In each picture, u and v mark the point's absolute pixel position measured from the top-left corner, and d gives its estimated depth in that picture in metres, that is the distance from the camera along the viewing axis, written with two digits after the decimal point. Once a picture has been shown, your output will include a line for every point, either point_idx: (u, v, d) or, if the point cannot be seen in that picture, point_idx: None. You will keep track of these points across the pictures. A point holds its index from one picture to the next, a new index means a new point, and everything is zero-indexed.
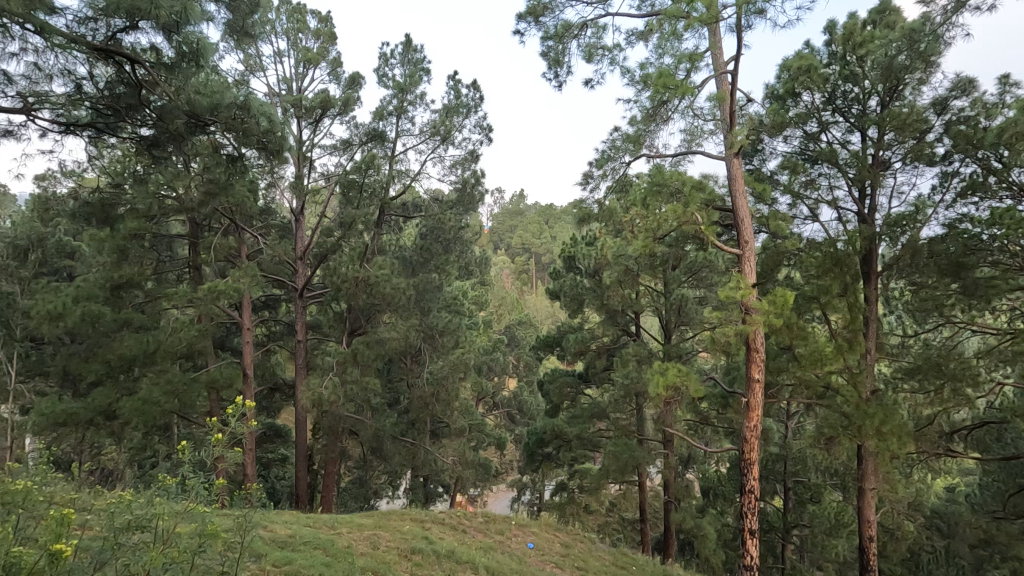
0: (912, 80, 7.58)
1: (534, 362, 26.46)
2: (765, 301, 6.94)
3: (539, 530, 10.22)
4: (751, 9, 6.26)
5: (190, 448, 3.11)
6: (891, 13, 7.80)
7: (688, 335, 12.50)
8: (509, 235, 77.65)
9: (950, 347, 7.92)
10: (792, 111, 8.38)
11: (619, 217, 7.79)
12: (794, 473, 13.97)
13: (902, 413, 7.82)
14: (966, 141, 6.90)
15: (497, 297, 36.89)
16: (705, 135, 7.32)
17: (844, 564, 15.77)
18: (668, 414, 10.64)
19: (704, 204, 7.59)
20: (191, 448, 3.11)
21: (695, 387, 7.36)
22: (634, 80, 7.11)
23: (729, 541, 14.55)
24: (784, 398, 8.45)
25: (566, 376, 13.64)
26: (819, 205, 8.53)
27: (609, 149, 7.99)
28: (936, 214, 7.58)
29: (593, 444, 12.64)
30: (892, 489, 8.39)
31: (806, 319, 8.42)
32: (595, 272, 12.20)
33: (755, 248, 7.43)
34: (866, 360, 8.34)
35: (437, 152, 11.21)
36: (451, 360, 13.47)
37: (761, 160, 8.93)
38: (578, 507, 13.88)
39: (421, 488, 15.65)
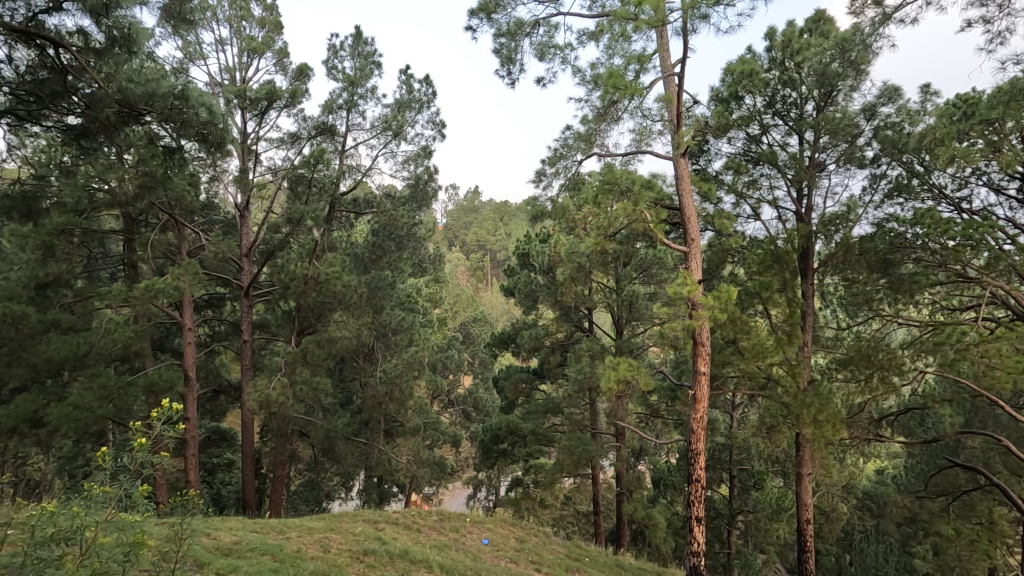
0: (845, 86, 8.03)
1: (488, 359, 26.50)
2: (711, 296, 7.16)
3: (494, 526, 10.26)
4: (696, 13, 6.46)
5: (110, 455, 2.94)
6: (826, 22, 8.20)
7: (639, 330, 12.80)
8: (463, 232, 77.36)
9: (880, 339, 8.43)
10: (735, 114, 8.71)
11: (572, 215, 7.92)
12: (739, 461, 14.60)
13: (836, 401, 8.27)
14: (892, 145, 7.41)
15: (451, 294, 36.70)
16: (654, 135, 7.52)
17: (784, 546, 16.58)
18: (620, 407, 10.86)
19: (653, 202, 7.79)
20: (111, 455, 2.95)
21: (644, 380, 7.55)
22: (585, 79, 7.22)
23: (678, 529, 15.03)
24: (729, 388, 8.78)
25: (520, 373, 13.74)
26: (761, 204, 8.89)
27: (561, 148, 8.07)
28: (866, 214, 8.04)
29: (547, 439, 12.78)
30: (826, 473, 8.87)
31: (748, 313, 8.79)
32: (549, 269, 12.30)
33: (702, 245, 7.68)
34: (804, 352, 8.79)
35: (389, 148, 11.02)
36: (405, 358, 13.33)
37: (706, 160, 9.23)
38: (533, 502, 14.00)
39: (375, 489, 15.39)
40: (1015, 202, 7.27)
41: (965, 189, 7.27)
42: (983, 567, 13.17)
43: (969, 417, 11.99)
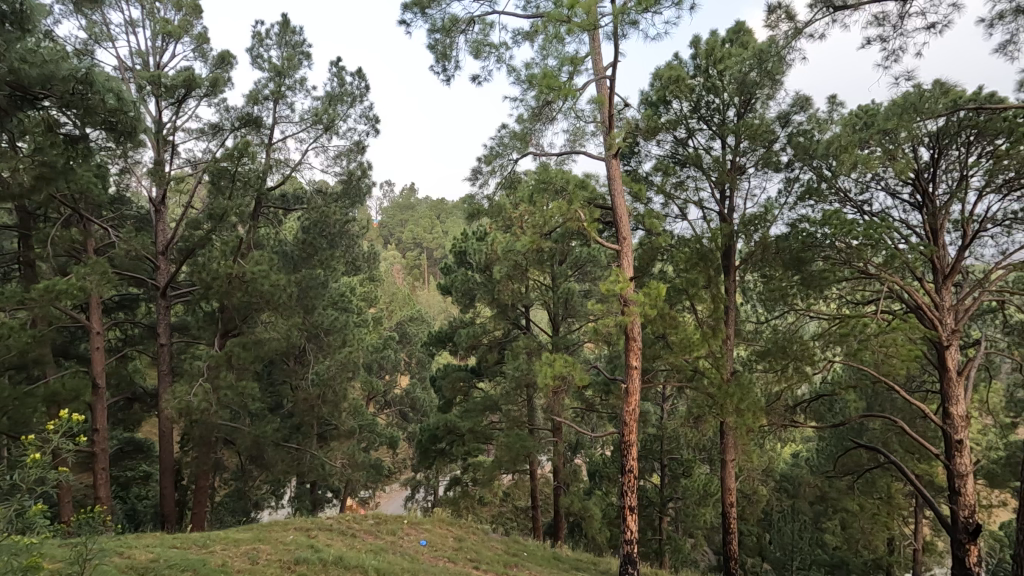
0: (762, 94, 8.55)
1: (426, 358, 26.22)
2: (641, 293, 7.42)
3: (432, 526, 10.17)
4: (626, 20, 6.66)
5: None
6: (745, 33, 8.66)
7: (574, 326, 13.04)
8: (399, 229, 75.99)
9: (795, 331, 9.02)
10: (664, 117, 9.07)
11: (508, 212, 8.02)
12: (669, 451, 15.23)
13: (756, 390, 8.78)
14: (804, 151, 7.96)
15: (387, 293, 36.01)
16: (587, 136, 7.70)
17: (710, 530, 17.48)
18: (557, 403, 11.03)
19: (587, 201, 7.97)
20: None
21: (579, 375, 7.71)
22: (520, 79, 7.28)
23: (613, 519, 15.51)
24: (660, 381, 9.15)
25: (457, 371, 13.66)
26: (688, 205, 9.31)
27: (497, 146, 8.08)
28: (782, 214, 8.60)
29: (485, 436, 12.78)
30: (747, 459, 9.41)
31: (676, 309, 9.19)
32: (486, 268, 12.30)
33: (633, 244, 7.95)
34: (727, 345, 9.28)
35: (320, 142, 10.64)
36: (339, 360, 12.95)
37: (637, 161, 9.55)
38: (472, 500, 13.98)
39: (308, 496, 14.84)
40: (908, 205, 8.00)
41: (866, 193, 7.95)
42: (883, 538, 14.46)
43: (871, 402, 13.12)
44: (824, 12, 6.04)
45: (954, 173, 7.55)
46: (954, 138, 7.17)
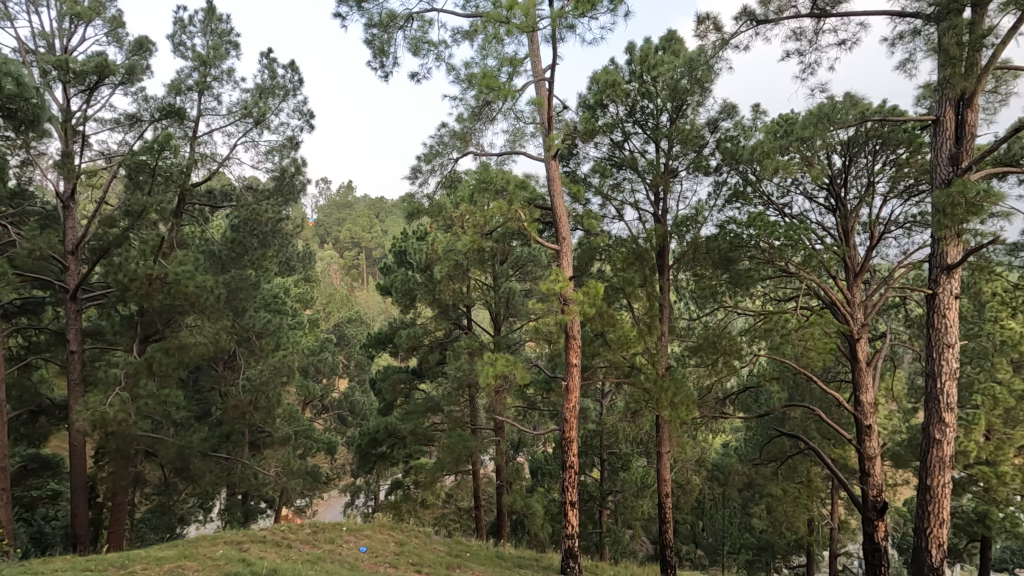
0: (693, 101, 8.92)
1: (365, 360, 25.62)
2: (580, 292, 7.58)
3: (373, 532, 9.94)
4: (564, 23, 6.79)
5: None
6: (677, 41, 8.99)
7: (516, 325, 13.12)
8: (336, 228, 73.75)
9: (723, 327, 9.48)
10: (601, 121, 9.30)
11: (449, 212, 8.02)
12: (608, 445, 15.64)
13: (688, 384, 9.16)
14: (731, 156, 8.38)
15: (324, 294, 34.89)
16: (527, 137, 7.78)
17: (647, 520, 18.07)
18: (499, 402, 11.06)
19: (527, 201, 8.06)
20: None
21: (521, 374, 7.77)
22: (459, 78, 7.26)
23: (555, 515, 15.75)
24: (599, 378, 9.41)
25: (398, 373, 13.41)
26: (624, 206, 9.59)
27: (437, 145, 8.02)
28: (711, 216, 9.02)
29: (427, 438, 12.63)
30: (681, 450, 9.78)
31: (614, 307, 9.47)
32: (426, 268, 12.14)
33: (572, 244, 8.10)
34: (661, 341, 9.63)
35: (250, 136, 10.17)
36: (272, 364, 12.41)
37: (575, 163, 9.74)
38: (414, 503, 13.78)
39: (239, 507, 14.14)
40: (824, 209, 8.59)
41: (786, 196, 8.47)
42: (803, 519, 15.48)
43: (793, 392, 13.99)
44: (748, 25, 6.40)
45: (862, 179, 8.19)
46: (862, 147, 7.77)
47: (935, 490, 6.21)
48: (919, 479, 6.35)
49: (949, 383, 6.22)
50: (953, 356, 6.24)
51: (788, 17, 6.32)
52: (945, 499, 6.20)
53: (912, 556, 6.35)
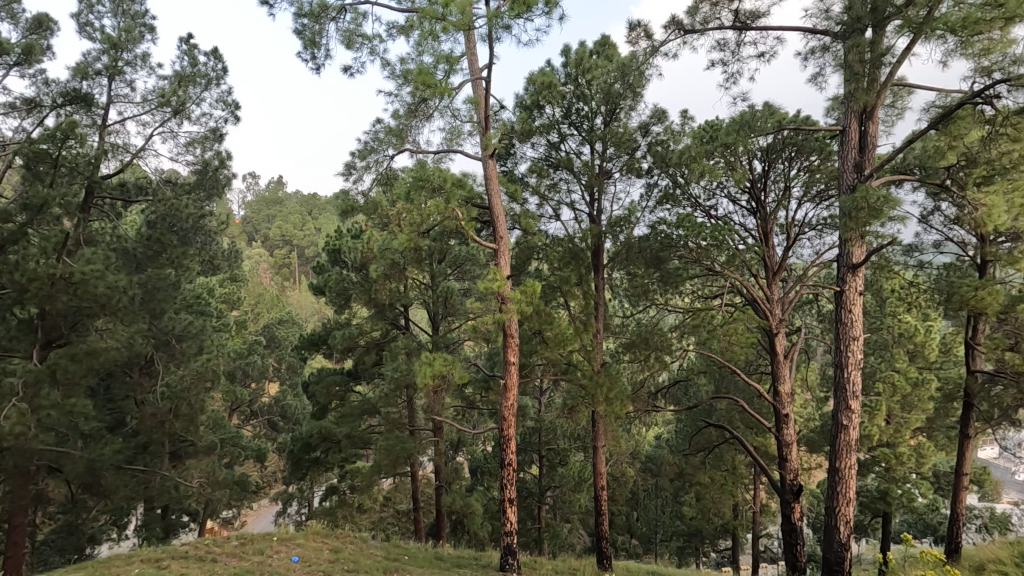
0: (626, 105, 9.20)
1: (298, 362, 24.68)
2: (517, 291, 7.64)
3: (305, 540, 9.59)
4: (500, 23, 6.82)
5: None
6: (611, 46, 9.23)
7: (454, 325, 13.04)
8: (265, 224, 70.46)
9: (655, 323, 9.82)
10: (537, 121, 9.41)
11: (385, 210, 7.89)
12: (547, 442, 15.88)
13: (623, 379, 9.41)
14: (661, 159, 8.70)
15: (252, 294, 33.25)
16: (464, 136, 7.75)
17: (584, 514, 18.49)
18: (438, 402, 10.94)
19: (464, 200, 8.04)
20: None
21: (459, 373, 7.74)
22: (394, 73, 7.13)
23: (494, 513, 15.82)
24: (536, 375, 9.53)
25: (333, 375, 12.98)
26: (560, 206, 9.75)
27: (372, 141, 7.83)
28: (643, 217, 9.33)
29: (364, 442, 12.32)
30: (616, 444, 10.06)
31: (551, 306, 9.63)
32: (361, 267, 11.83)
33: (509, 243, 8.15)
34: (597, 338, 9.88)
35: (168, 126, 9.53)
36: (195, 369, 11.71)
37: (513, 162, 9.80)
38: (350, 508, 13.40)
39: (158, 522, 13.22)
40: (746, 211, 9.10)
41: (713, 199, 8.89)
42: (729, 505, 16.37)
43: (719, 385, 14.76)
44: (676, 34, 6.68)
45: (780, 183, 8.74)
46: (780, 154, 8.29)
47: (842, 472, 6.74)
48: (829, 463, 6.86)
49: (854, 373, 6.77)
50: (858, 348, 6.79)
51: (712, 28, 6.64)
52: (851, 479, 6.74)
53: (823, 534, 6.85)
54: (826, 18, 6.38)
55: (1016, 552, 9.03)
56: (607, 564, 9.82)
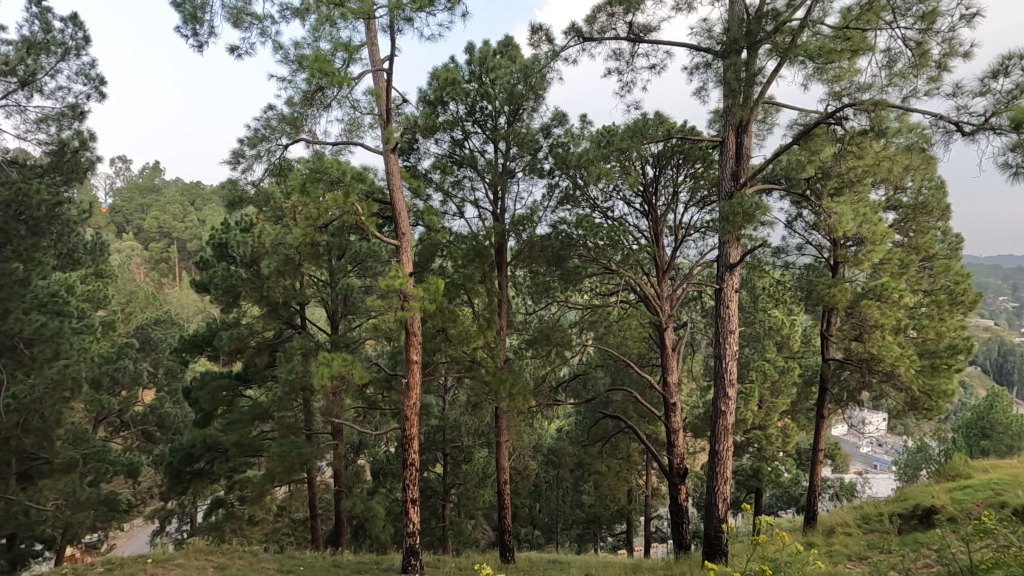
0: (528, 107, 9.39)
1: (178, 367, 22.57)
2: (420, 288, 7.55)
3: (186, 559, 8.81)
4: (401, 15, 6.69)
5: None
6: (513, 47, 9.37)
7: (354, 323, 12.58)
8: (138, 215, 63.56)
9: (556, 319, 10.10)
10: (441, 117, 9.34)
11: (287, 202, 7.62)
12: (451, 440, 15.83)
13: (525, 375, 9.63)
14: (561, 161, 9.00)
15: (122, 291, 29.78)
16: (364, 128, 7.50)
17: (488, 509, 18.69)
18: (336, 404, 10.50)
19: (365, 194, 7.80)
20: None
21: (359, 374, 7.50)
22: (288, 58, 6.74)
23: (397, 515, 15.50)
24: (439, 373, 9.47)
25: (219, 380, 12.00)
26: (464, 203, 9.76)
27: (263, 129, 7.34)
28: (544, 216, 9.58)
29: (255, 449, 11.54)
30: (519, 438, 10.26)
31: (455, 303, 9.59)
32: (252, 262, 11.04)
33: (412, 240, 8.01)
34: (500, 334, 10.02)
35: (13, 99, 8.28)
36: (49, 377, 10.30)
37: (416, 158, 9.64)
38: (239, 521, 12.51)
39: (2, 554, 11.52)
40: (639, 213, 9.64)
41: (609, 201, 9.31)
42: (623, 490, 17.31)
43: (616, 377, 15.59)
44: (576, 40, 6.93)
45: (669, 189, 9.36)
46: (668, 161, 8.88)
47: (721, 453, 7.38)
48: (710, 446, 7.48)
49: (731, 362, 7.43)
50: (735, 340, 7.47)
51: (608, 37, 6.97)
52: (728, 460, 7.40)
53: (705, 511, 7.45)
54: (708, 37, 6.93)
55: (859, 516, 10.40)
56: (510, 557, 9.98)
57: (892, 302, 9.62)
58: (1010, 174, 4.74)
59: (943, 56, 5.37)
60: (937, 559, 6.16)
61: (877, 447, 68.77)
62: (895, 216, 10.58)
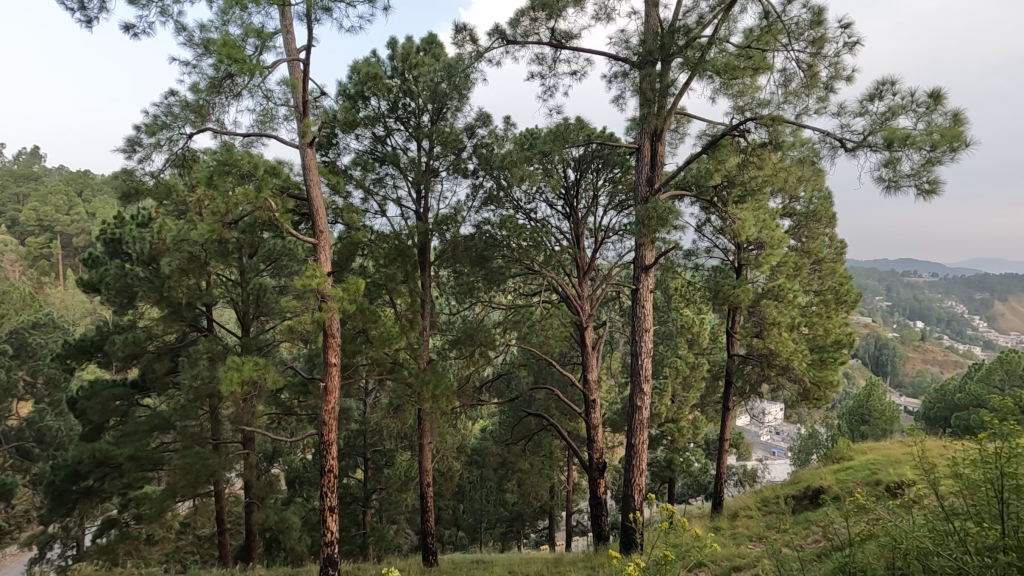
0: (452, 106, 9.34)
1: (62, 375, 20.31)
2: (339, 288, 7.29)
3: None
4: (319, 4, 6.42)
5: None
6: (437, 45, 9.27)
7: (268, 325, 11.91)
8: (13, 205, 56.60)
9: (480, 319, 10.10)
10: (362, 113, 9.07)
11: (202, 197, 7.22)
12: (373, 444, 15.39)
13: (449, 376, 9.58)
14: (485, 162, 9.02)
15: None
16: (278, 119, 7.12)
17: (411, 512, 18.39)
18: (247, 411, 9.89)
19: (279, 190, 7.41)
20: None
21: (273, 378, 7.12)
22: (192, 41, 6.27)
23: (314, 524, 14.87)
24: (359, 376, 9.19)
25: (111, 389, 10.92)
26: (386, 202, 9.54)
27: (164, 115, 6.78)
28: (468, 216, 9.57)
29: (154, 463, 10.63)
30: (442, 440, 10.17)
31: (376, 304, 9.34)
32: (150, 260, 10.15)
33: (330, 238, 7.73)
34: (423, 335, 9.89)
35: None
36: None
37: (335, 154, 9.30)
38: (135, 542, 11.47)
39: None
40: (561, 215, 9.85)
41: (532, 203, 9.44)
42: (546, 487, 17.64)
43: (539, 376, 15.86)
44: (500, 42, 6.98)
45: (589, 193, 9.65)
46: (589, 165, 9.14)
47: (637, 446, 7.73)
48: (627, 440, 7.81)
49: (646, 359, 7.78)
50: (649, 338, 7.83)
51: (531, 41, 7.08)
52: (643, 452, 7.75)
53: (622, 503, 7.77)
54: (626, 47, 7.22)
55: (759, 500, 11.26)
56: (433, 560, 9.87)
57: (786, 302, 10.52)
58: (883, 187, 5.33)
59: (830, 78, 5.92)
60: (824, 535, 6.78)
61: (775, 436, 74.64)
62: (790, 223, 11.56)
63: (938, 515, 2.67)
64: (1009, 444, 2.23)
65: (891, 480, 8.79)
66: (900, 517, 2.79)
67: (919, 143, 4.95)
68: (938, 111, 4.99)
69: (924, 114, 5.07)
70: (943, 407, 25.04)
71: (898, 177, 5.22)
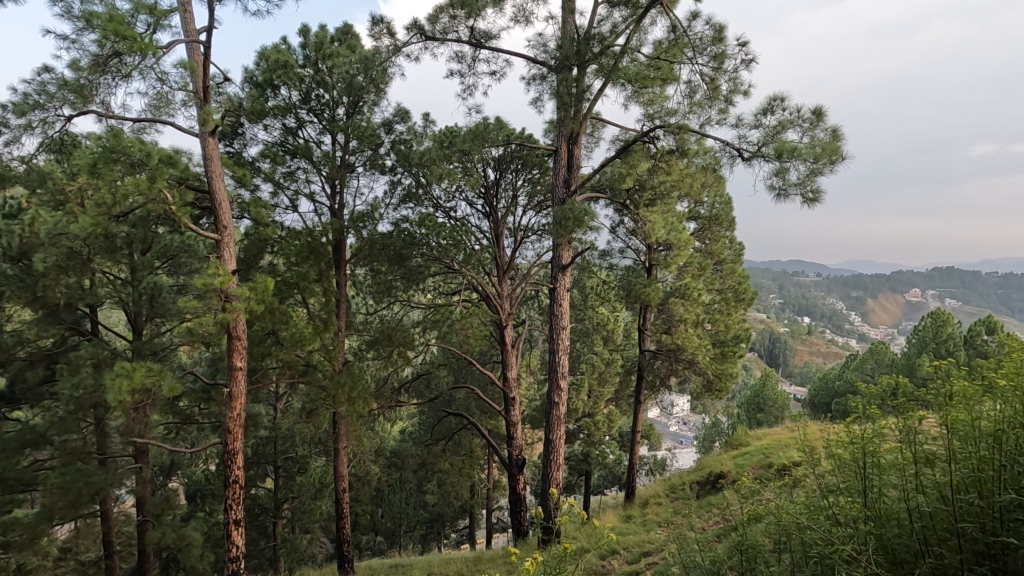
0: (368, 100, 9.08)
1: None
2: (245, 288, 6.86)
3: None
4: None
5: None
6: (352, 36, 8.97)
7: (163, 327, 10.96)
8: None
9: (398, 319, 9.90)
10: (271, 102, 8.58)
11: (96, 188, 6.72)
12: (283, 451, 14.46)
13: (365, 377, 9.31)
14: (403, 159, 8.84)
15: None
16: (174, 105, 6.58)
17: (325, 521, 17.70)
18: (139, 422, 9.06)
19: (175, 181, 6.84)
20: None
21: (170, 386, 6.57)
22: (72, 14, 5.65)
23: (218, 540, 13.92)
24: (268, 380, 8.71)
25: None
26: (298, 196, 9.11)
27: (37, 94, 6.07)
28: (386, 214, 9.40)
29: (25, 483, 9.46)
30: (358, 444, 9.86)
31: (287, 304, 8.90)
32: (21, 256, 9.07)
33: (235, 235, 7.25)
34: (338, 336, 9.55)
35: None
36: None
37: (241, 144, 8.73)
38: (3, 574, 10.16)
39: None
40: (481, 214, 9.82)
41: (451, 201, 9.37)
42: (466, 486, 17.63)
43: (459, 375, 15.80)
44: (418, 37, 6.87)
45: (509, 193, 9.73)
46: (509, 165, 9.20)
47: (554, 441, 7.89)
48: (545, 435, 7.93)
49: (563, 356, 7.97)
50: (566, 335, 8.03)
51: (450, 39, 7.04)
52: (561, 447, 7.92)
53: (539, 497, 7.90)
54: (544, 51, 7.36)
55: (667, 486, 11.94)
56: (348, 568, 9.55)
57: (691, 300, 11.20)
58: (774, 194, 5.82)
59: (729, 92, 6.37)
60: (722, 516, 7.32)
61: (682, 426, 79.18)
62: (695, 225, 12.29)
63: (817, 494, 2.94)
64: (872, 426, 2.51)
65: (779, 462, 9.63)
66: (782, 496, 3.05)
67: (804, 155, 5.45)
68: (820, 127, 5.52)
69: (808, 128, 5.58)
70: (825, 394, 27.75)
71: (787, 186, 5.71)
